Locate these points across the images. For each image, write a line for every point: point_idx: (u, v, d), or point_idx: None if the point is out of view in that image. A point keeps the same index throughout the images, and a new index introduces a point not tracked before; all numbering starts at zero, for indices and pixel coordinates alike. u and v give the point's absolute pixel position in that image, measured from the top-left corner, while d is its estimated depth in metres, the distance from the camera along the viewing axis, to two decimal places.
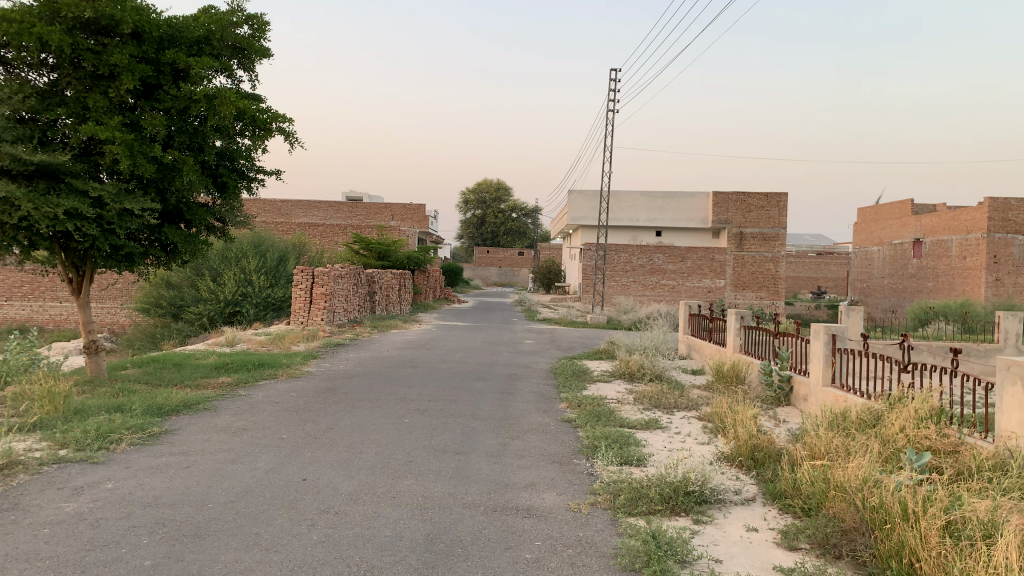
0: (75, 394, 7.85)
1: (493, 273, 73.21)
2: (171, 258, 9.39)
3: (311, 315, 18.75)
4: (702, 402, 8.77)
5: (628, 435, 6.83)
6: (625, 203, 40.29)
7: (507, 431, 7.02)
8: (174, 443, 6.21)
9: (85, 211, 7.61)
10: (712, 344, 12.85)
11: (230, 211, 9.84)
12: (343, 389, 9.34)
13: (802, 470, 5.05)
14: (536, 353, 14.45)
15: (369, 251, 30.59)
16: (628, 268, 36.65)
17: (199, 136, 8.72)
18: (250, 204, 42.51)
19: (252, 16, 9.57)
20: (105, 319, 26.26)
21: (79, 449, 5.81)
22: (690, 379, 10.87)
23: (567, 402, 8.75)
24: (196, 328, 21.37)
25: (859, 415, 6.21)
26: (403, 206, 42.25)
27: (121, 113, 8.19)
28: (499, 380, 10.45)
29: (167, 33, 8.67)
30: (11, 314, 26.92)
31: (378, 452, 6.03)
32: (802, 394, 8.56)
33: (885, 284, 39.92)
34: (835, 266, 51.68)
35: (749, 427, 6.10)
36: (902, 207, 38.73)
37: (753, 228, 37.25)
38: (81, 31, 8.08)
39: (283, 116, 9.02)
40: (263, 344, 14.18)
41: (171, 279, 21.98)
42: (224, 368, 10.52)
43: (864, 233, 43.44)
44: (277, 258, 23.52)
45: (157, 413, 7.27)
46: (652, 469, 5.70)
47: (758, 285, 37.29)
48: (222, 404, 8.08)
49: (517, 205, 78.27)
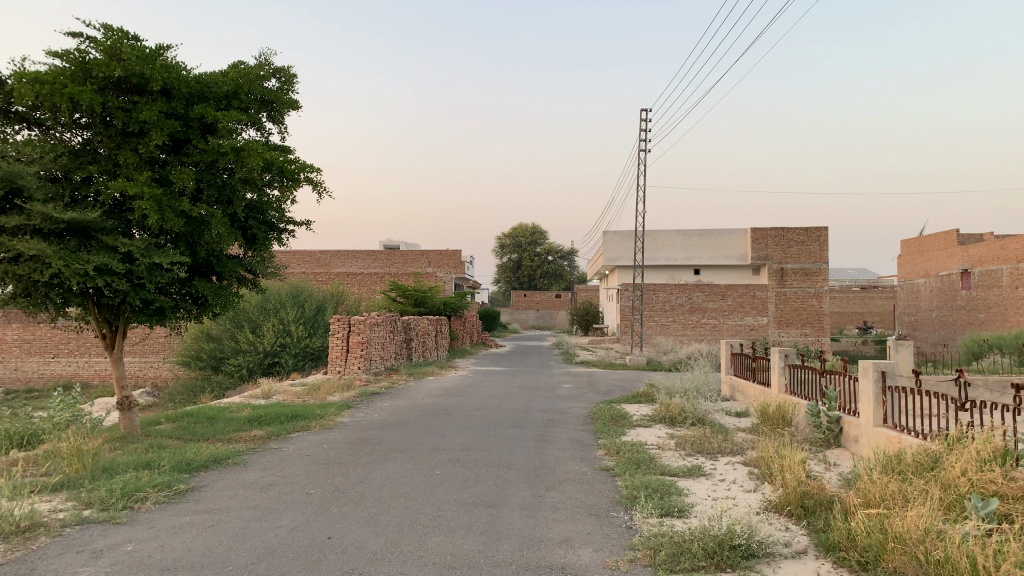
0: (106, 452, 7.78)
1: (531, 316, 72.95)
2: (202, 310, 9.38)
3: (347, 364, 18.68)
4: (747, 446, 8.39)
5: (669, 484, 6.51)
6: (661, 242, 40.00)
7: (542, 482, 6.75)
8: (200, 501, 6.05)
9: (115, 267, 7.64)
10: (757, 384, 12.42)
11: (261, 263, 9.84)
12: (375, 440, 9.15)
13: (856, 520, 4.70)
14: (574, 398, 14.11)
15: (405, 298, 30.64)
16: (667, 308, 36.21)
17: (227, 189, 8.75)
18: (290, 255, 43.11)
19: (279, 69, 9.68)
20: (147, 373, 26.56)
21: (103, 509, 5.69)
22: (734, 422, 10.46)
23: (604, 449, 8.44)
24: (235, 380, 21.47)
25: (915, 458, 5.82)
26: (439, 252, 42.47)
27: (151, 168, 8.26)
28: (535, 427, 10.18)
29: (197, 89, 8.77)
30: (58, 370, 27.44)
31: (407, 506, 5.81)
32: (852, 434, 8.14)
33: (935, 317, 38.80)
34: (881, 299, 50.47)
35: (797, 472, 5.75)
36: (947, 238, 37.82)
37: (794, 264, 36.58)
38: (112, 90, 8.22)
39: (311, 167, 9.02)
40: (299, 395, 14.10)
41: (211, 331, 22.21)
42: (257, 421, 10.42)
43: (909, 265, 42.43)
44: (314, 308, 23.64)
45: (186, 469, 7.15)
46: (695, 521, 5.38)
47: (802, 321, 36.44)
48: (252, 458, 7.94)
49: (552, 248, 78.38)
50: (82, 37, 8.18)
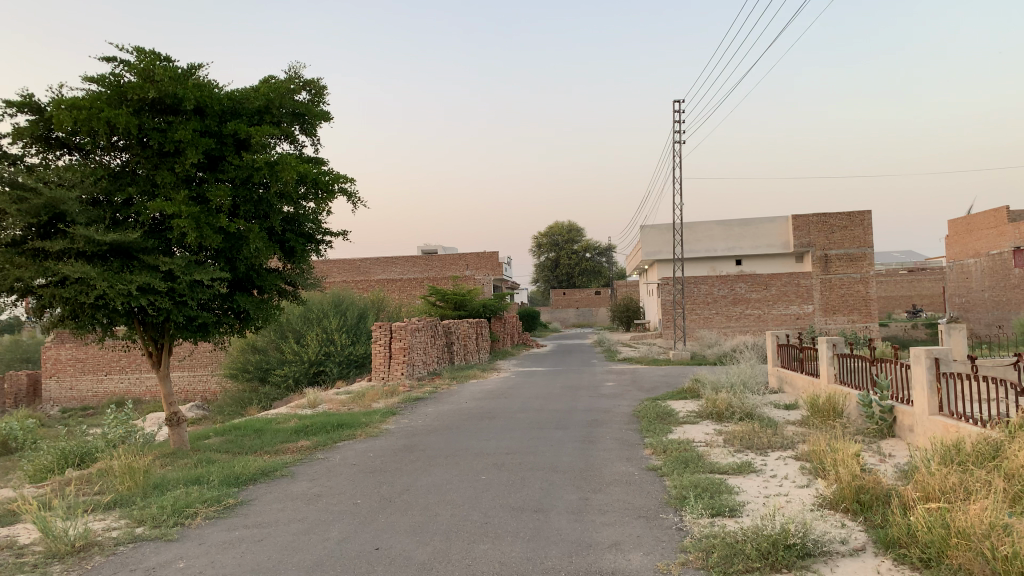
0: (157, 468, 7.91)
1: (571, 314, 72.66)
2: (244, 325, 9.47)
3: (391, 370, 18.78)
4: (797, 440, 8.20)
5: (720, 482, 6.37)
6: (700, 234, 39.54)
7: (588, 484, 6.67)
8: (249, 515, 6.10)
9: (157, 286, 7.75)
10: (805, 374, 12.15)
11: (300, 274, 9.90)
12: (420, 446, 9.16)
13: (915, 515, 4.53)
14: (618, 396, 13.97)
15: (445, 302, 30.71)
16: (709, 300, 35.81)
17: (264, 204, 8.83)
18: (330, 264, 43.57)
19: (309, 82, 9.75)
20: (197, 387, 27.03)
21: (155, 526, 5.76)
22: (783, 415, 10.24)
23: (651, 448, 8.31)
24: (282, 390, 21.73)
25: (975, 447, 5.60)
26: (477, 254, 42.50)
27: (187, 187, 8.36)
28: (580, 427, 10.09)
29: (229, 106, 8.87)
30: (112, 387, 28.08)
31: (453, 514, 5.79)
32: (907, 424, 7.90)
33: (987, 297, 37.70)
34: (929, 282, 49.25)
35: (851, 466, 5.58)
36: (997, 216, 36.73)
37: (838, 250, 35.82)
38: (148, 112, 8.35)
39: (344, 177, 9.05)
40: (344, 403, 14.20)
41: (257, 343, 22.54)
42: (304, 431, 10.49)
43: (958, 245, 41.29)
44: (356, 316, 23.82)
45: (235, 483, 7.22)
46: (747, 520, 5.25)
47: (849, 308, 35.70)
48: (299, 469, 7.99)
49: (590, 244, 78.06)
50: (116, 61, 8.33)
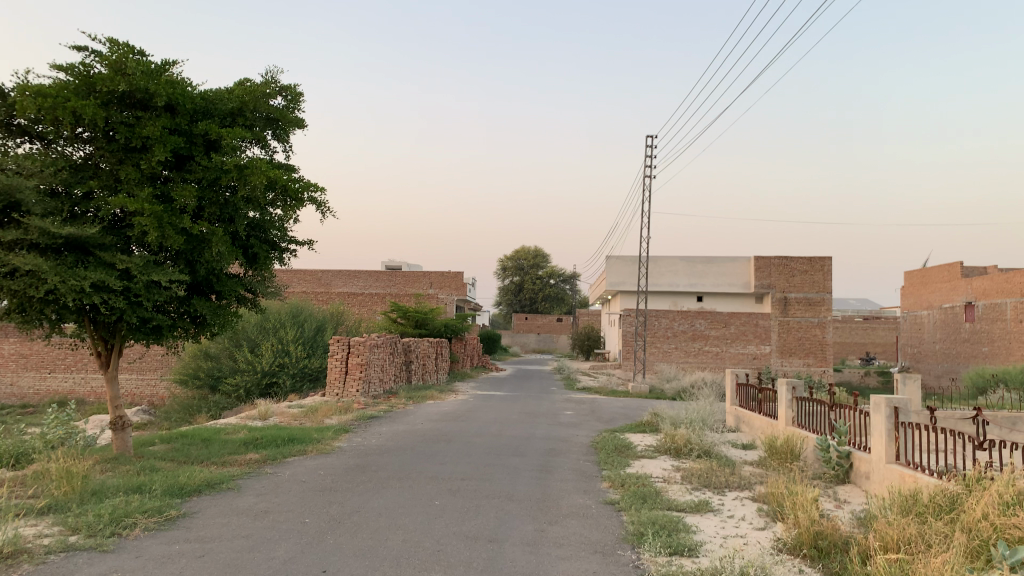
0: (97, 474, 7.59)
1: (531, 340, 72.64)
2: (200, 330, 9.19)
3: (346, 386, 18.45)
4: (754, 480, 8.18)
5: (677, 520, 6.29)
6: (664, 268, 39.89)
7: (544, 516, 6.54)
8: (191, 528, 5.84)
9: (112, 284, 7.48)
10: (763, 415, 12.19)
11: (262, 282, 9.67)
12: (373, 466, 8.95)
13: (874, 565, 4.48)
14: (576, 425, 13.87)
15: (406, 320, 30.43)
16: (669, 334, 35.97)
17: (230, 207, 8.62)
18: (291, 274, 42.99)
19: (286, 87, 9.59)
20: (144, 391, 26.32)
21: (90, 535, 5.47)
22: (740, 454, 10.23)
23: (609, 481, 8.21)
24: (232, 400, 21.23)
25: (932, 498, 5.60)
26: (441, 274, 42.31)
27: (152, 185, 8.12)
28: (537, 455, 9.96)
29: (201, 105, 8.68)
30: (54, 386, 27.21)
31: (405, 539, 5.61)
32: (863, 471, 7.92)
33: (937, 349, 38.57)
34: (883, 330, 50.30)
35: (810, 512, 5.54)
36: (951, 270, 37.72)
37: (797, 293, 36.42)
38: (116, 105, 8.12)
39: (315, 186, 8.88)
40: (297, 417, 13.88)
41: (210, 350, 22.04)
42: (253, 443, 10.19)
43: (913, 296, 42.26)
44: (314, 328, 23.44)
45: (178, 494, 6.94)
46: (705, 561, 5.17)
47: (805, 351, 36.20)
48: (247, 483, 7.72)
49: (554, 271, 78.37)
50: (87, 51, 8.09)
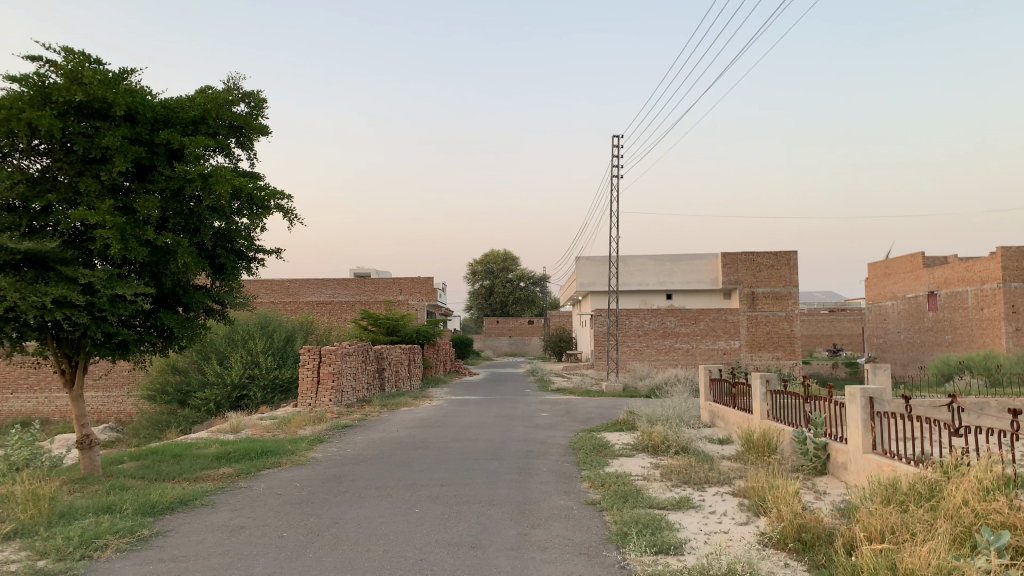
0: (65, 495, 7.36)
1: (503, 342, 72.60)
2: (167, 344, 8.99)
3: (318, 396, 18.22)
4: (733, 475, 8.18)
5: (660, 518, 6.26)
6: (633, 267, 40.07)
7: (527, 519, 6.47)
8: (165, 547, 5.67)
9: (74, 298, 7.26)
10: (737, 410, 12.26)
11: (229, 293, 9.48)
12: (350, 476, 8.81)
13: (861, 556, 4.48)
14: (552, 427, 13.82)
15: (377, 327, 30.19)
16: (640, 332, 36.22)
17: (195, 217, 8.43)
18: (259, 284, 42.44)
19: (249, 94, 9.43)
20: (111, 408, 25.80)
21: (59, 559, 5.29)
22: (718, 450, 10.25)
23: (589, 481, 8.18)
24: (203, 414, 20.87)
25: (912, 485, 5.62)
26: (411, 280, 42.09)
27: (113, 197, 7.92)
28: (515, 458, 9.90)
29: (163, 114, 8.50)
30: (17, 406, 26.53)
31: (386, 550, 5.51)
32: (840, 461, 7.96)
33: (902, 338, 39.20)
34: (849, 322, 51.06)
35: (793, 504, 5.55)
36: (913, 260, 38.36)
37: (765, 288, 36.78)
38: (73, 116, 7.91)
39: (281, 193, 8.74)
40: (269, 429, 13.65)
41: (178, 364, 21.66)
42: (226, 457, 10.00)
43: (876, 288, 42.91)
44: (284, 338, 23.14)
45: (149, 512, 6.75)
46: (691, 558, 5.14)
47: (774, 345, 36.55)
48: (221, 499, 7.55)
49: (524, 273, 78.39)
50: (41, 60, 7.88)
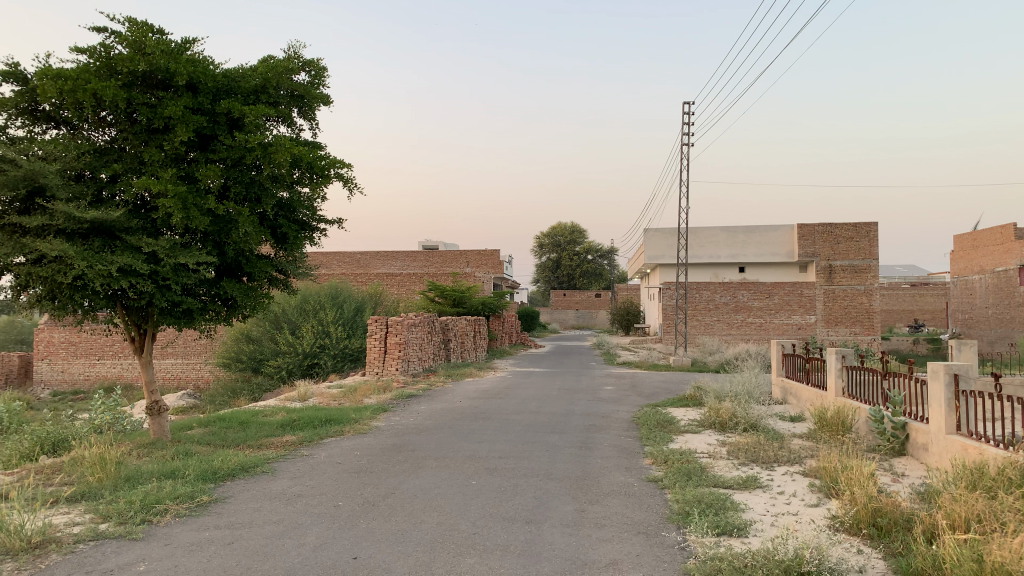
0: (133, 459, 7.53)
1: (571, 316, 72.43)
2: (231, 313, 9.08)
3: (385, 365, 18.38)
4: (805, 454, 7.82)
5: (724, 497, 5.99)
6: (704, 239, 39.17)
7: (585, 495, 6.29)
8: (222, 514, 5.70)
9: (139, 267, 7.36)
10: (811, 386, 11.78)
11: (292, 263, 9.50)
12: (410, 446, 8.78)
13: (943, 546, 4.14)
14: (616, 401, 13.58)
15: (444, 298, 30.33)
16: (711, 306, 35.41)
17: (255, 187, 8.43)
18: (330, 256, 43.14)
19: (310, 62, 9.37)
20: (189, 374, 26.72)
21: (120, 523, 5.36)
22: (789, 428, 9.84)
23: (651, 457, 7.93)
24: (275, 381, 21.36)
25: (1001, 471, 5.20)
26: (478, 252, 42.17)
27: (176, 166, 7.99)
28: (577, 432, 9.72)
29: (224, 83, 8.52)
30: (103, 372, 27.74)
31: (440, 522, 5.40)
32: (921, 442, 7.51)
33: (990, 314, 37.39)
34: (932, 297, 49.00)
35: (868, 488, 5.21)
36: (1003, 232, 36.36)
37: (843, 261, 35.41)
38: (139, 86, 7.98)
39: (341, 161, 8.65)
40: (335, 397, 13.80)
41: (251, 333, 22.19)
42: (290, 425, 10.11)
43: (963, 261, 40.93)
44: (352, 309, 23.44)
45: (211, 479, 6.83)
46: (756, 541, 4.87)
47: (851, 320, 35.30)
48: (281, 466, 7.60)
49: (592, 246, 77.69)
50: (106, 32, 7.95)
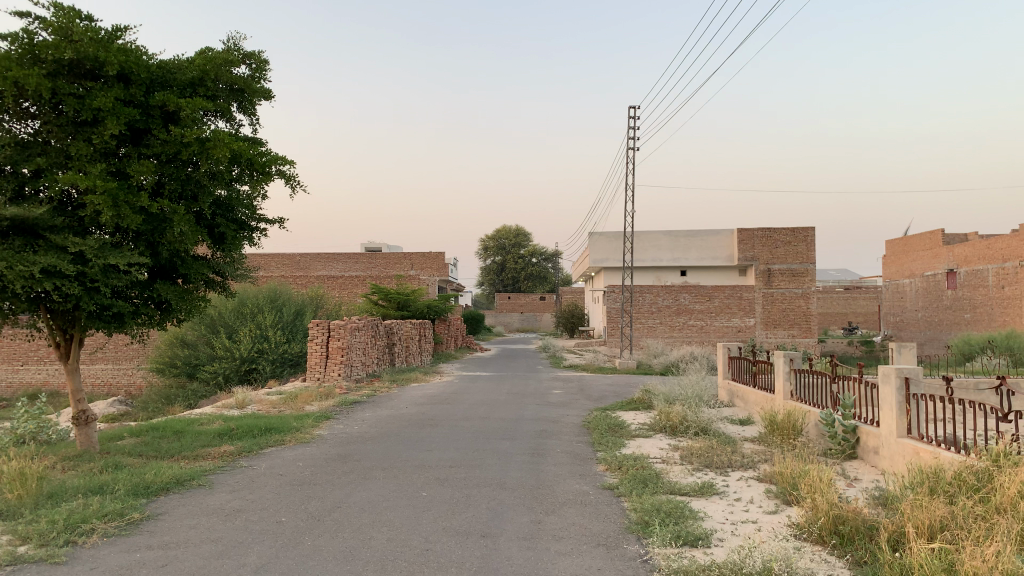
0: (56, 474, 7.04)
1: (515, 319, 72.39)
2: (165, 317, 8.62)
3: (327, 370, 17.91)
4: (758, 459, 7.75)
5: (682, 505, 5.85)
6: (647, 243, 39.56)
7: (540, 505, 6.09)
8: (156, 533, 5.32)
9: (64, 268, 6.87)
10: (758, 389, 11.81)
11: (230, 264, 9.07)
12: (356, 455, 8.45)
13: (910, 554, 4.05)
14: (565, 405, 13.46)
15: (388, 301, 29.87)
16: (654, 309, 35.73)
17: (191, 185, 8.01)
18: (269, 258, 42.13)
19: (250, 55, 8.97)
20: (121, 380, 25.70)
21: (41, 545, 4.94)
22: (739, 432, 9.82)
23: (605, 464, 7.78)
24: (211, 387, 20.65)
25: (958, 475, 5.17)
26: (422, 254, 41.73)
27: (106, 161, 7.52)
28: (527, 438, 9.52)
29: (158, 74, 8.08)
30: (27, 378, 26.48)
31: (390, 538, 5.13)
32: (872, 445, 7.53)
33: (920, 317, 38.59)
34: (864, 300, 50.43)
35: (829, 494, 5.13)
36: (932, 237, 37.58)
37: (781, 264, 36.10)
38: (66, 76, 7.50)
39: (282, 159, 8.29)
40: (275, 404, 13.33)
41: (186, 337, 21.44)
42: (228, 434, 9.66)
43: (894, 265, 42.18)
44: (293, 312, 22.86)
45: (142, 494, 6.40)
46: (720, 552, 4.73)
47: (790, 322, 35.93)
48: (219, 479, 7.20)
49: (536, 249, 77.86)
50: (30, 17, 7.43)
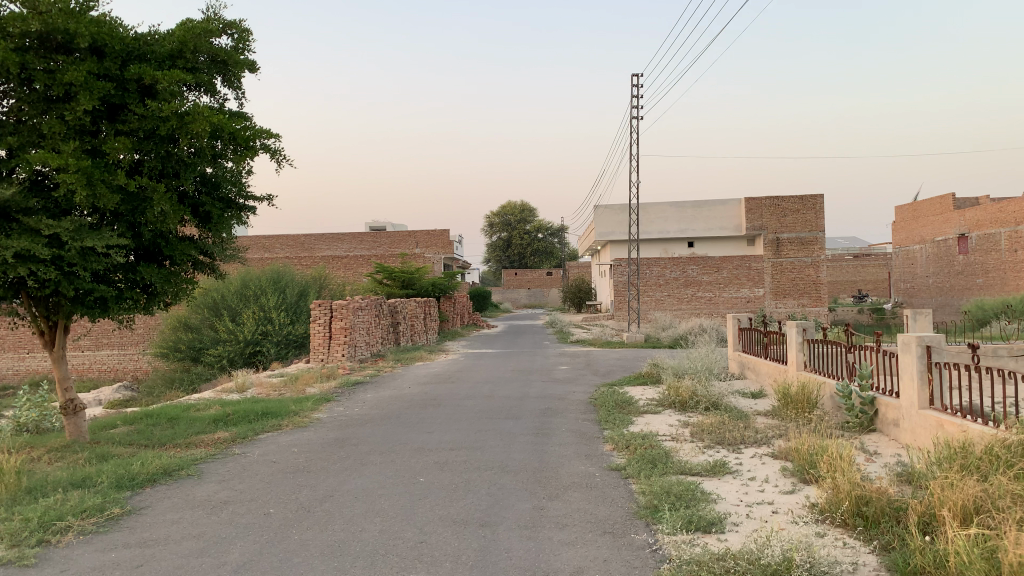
0: (41, 467, 6.75)
1: (522, 295, 72.18)
2: (151, 301, 8.30)
3: (330, 352, 17.64)
4: (772, 434, 7.41)
5: (693, 486, 5.53)
6: (654, 215, 39.04)
7: (543, 489, 5.77)
8: (135, 529, 5.02)
9: (38, 252, 6.53)
10: (770, 360, 11.45)
11: (218, 244, 8.72)
12: (354, 440, 8.14)
13: (945, 540, 3.70)
14: (571, 381, 13.17)
15: (392, 280, 29.58)
16: (661, 282, 35.32)
17: (173, 161, 7.65)
18: (273, 239, 41.79)
19: (231, 24, 8.56)
20: (127, 366, 25.53)
21: (11, 546, 4.64)
22: (751, 405, 9.48)
23: (611, 443, 7.45)
24: (215, 370, 20.43)
25: (989, 450, 4.81)
26: (427, 232, 41.33)
27: (81, 138, 7.17)
28: (531, 417, 9.21)
29: (133, 47, 7.69)
30: (33, 366, 26.34)
31: (382, 530, 4.81)
32: (891, 418, 7.18)
33: (931, 283, 38.09)
34: (874, 267, 49.85)
35: (849, 472, 4.78)
36: (942, 202, 36.92)
37: (790, 233, 35.60)
38: (36, 50, 7.12)
39: (266, 132, 7.92)
40: (276, 387, 13.06)
41: (189, 320, 21.20)
42: (224, 420, 9.37)
43: (904, 232, 41.57)
44: (296, 293, 22.56)
45: (127, 486, 6.11)
46: (735, 538, 4.40)
47: (799, 292, 35.50)
48: (209, 468, 6.91)
49: (543, 224, 77.25)
50: None
